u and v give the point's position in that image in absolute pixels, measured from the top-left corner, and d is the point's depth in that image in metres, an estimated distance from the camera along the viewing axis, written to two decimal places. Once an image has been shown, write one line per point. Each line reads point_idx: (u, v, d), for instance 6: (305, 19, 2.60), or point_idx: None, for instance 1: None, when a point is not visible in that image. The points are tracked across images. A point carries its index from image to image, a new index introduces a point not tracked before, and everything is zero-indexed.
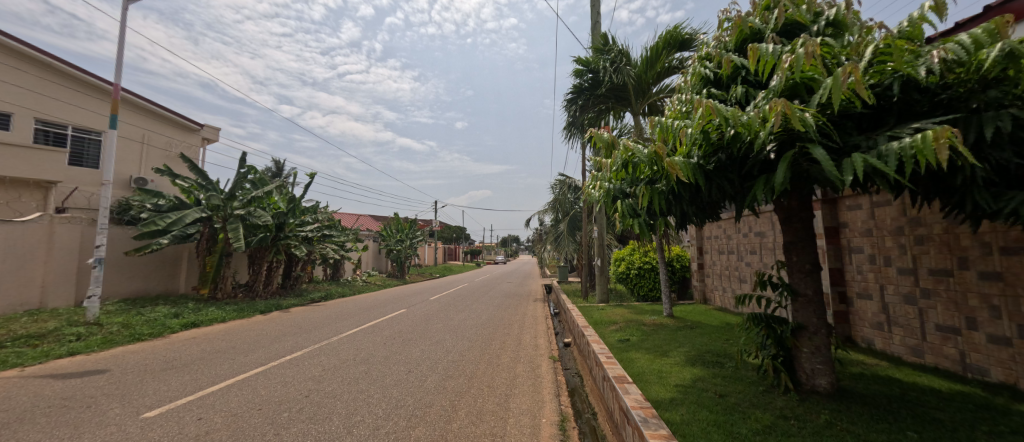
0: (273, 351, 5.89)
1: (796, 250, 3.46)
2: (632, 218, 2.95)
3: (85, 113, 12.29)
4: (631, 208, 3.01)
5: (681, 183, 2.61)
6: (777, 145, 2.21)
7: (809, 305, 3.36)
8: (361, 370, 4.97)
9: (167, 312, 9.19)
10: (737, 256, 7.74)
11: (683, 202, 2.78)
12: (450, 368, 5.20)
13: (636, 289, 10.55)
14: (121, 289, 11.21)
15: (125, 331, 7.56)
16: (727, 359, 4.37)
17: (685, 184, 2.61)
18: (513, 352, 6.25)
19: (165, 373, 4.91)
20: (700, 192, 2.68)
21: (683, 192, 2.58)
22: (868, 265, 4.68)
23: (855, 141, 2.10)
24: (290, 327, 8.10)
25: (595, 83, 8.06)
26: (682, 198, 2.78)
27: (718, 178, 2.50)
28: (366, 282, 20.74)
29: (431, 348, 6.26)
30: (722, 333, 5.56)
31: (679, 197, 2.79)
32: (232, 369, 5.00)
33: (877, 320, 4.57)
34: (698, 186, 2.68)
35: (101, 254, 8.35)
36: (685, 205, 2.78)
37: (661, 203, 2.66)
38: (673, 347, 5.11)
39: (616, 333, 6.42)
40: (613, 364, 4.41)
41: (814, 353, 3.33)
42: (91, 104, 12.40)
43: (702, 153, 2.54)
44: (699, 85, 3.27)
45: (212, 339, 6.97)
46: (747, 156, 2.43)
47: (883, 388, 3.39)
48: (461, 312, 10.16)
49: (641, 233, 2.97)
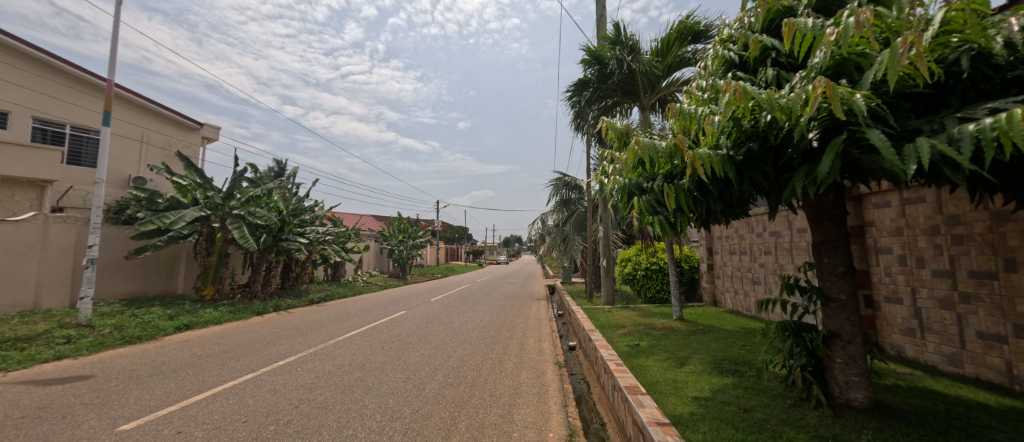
0: (266, 356, 5.63)
1: (828, 251, 3.17)
2: (651, 216, 2.65)
3: (84, 112, 12.22)
4: (650, 206, 2.70)
5: (707, 177, 2.30)
6: (821, 132, 1.88)
7: (843, 310, 3.07)
8: (356, 377, 4.71)
9: (162, 314, 8.99)
10: (749, 257, 7.42)
11: (710, 197, 2.47)
12: (450, 375, 4.93)
13: (644, 291, 10.26)
14: (116, 290, 11.00)
15: (117, 333, 7.34)
16: (746, 368, 4.07)
17: (712, 178, 2.30)
18: (516, 358, 5.97)
19: (151, 380, 4.66)
20: (729, 187, 2.37)
21: (710, 188, 2.27)
22: (898, 267, 4.35)
23: (916, 126, 1.79)
24: (286, 330, 7.84)
25: (603, 76, 7.76)
26: (708, 193, 2.47)
27: (750, 171, 2.19)
28: (368, 282, 20.53)
29: (431, 352, 5.99)
30: (738, 339, 5.25)
31: (705, 192, 2.47)
32: (221, 375, 4.75)
33: (908, 326, 4.25)
34: (726, 179, 2.36)
35: (94, 254, 8.15)
36: (712, 202, 2.46)
37: (684, 200, 2.35)
38: (686, 353, 4.82)
39: (624, 337, 6.14)
40: (624, 372, 4.12)
41: (848, 364, 3.03)
42: (87, 101, 12.26)
43: (731, 142, 2.23)
44: (722, 69, 2.99)
45: (205, 342, 6.73)
46: (786, 144, 2.11)
47: (925, 403, 3.07)
48: (462, 314, 9.90)
49: (663, 233, 2.66)
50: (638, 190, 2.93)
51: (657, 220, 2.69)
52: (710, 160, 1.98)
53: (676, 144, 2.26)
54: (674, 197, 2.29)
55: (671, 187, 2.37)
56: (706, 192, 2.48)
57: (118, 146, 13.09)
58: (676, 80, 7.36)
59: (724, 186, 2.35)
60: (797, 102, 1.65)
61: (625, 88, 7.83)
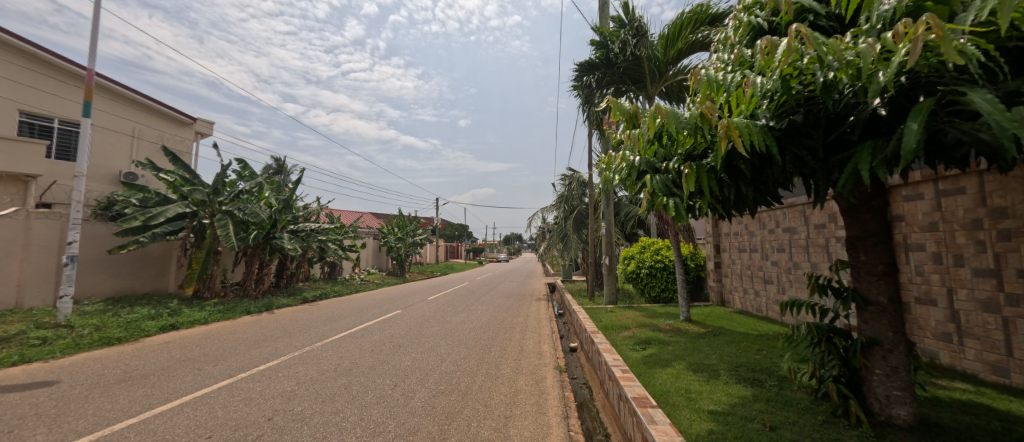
0: (248, 359, 5.28)
1: (865, 248, 2.78)
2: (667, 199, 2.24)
3: (72, 105, 11.81)
4: (666, 188, 2.30)
5: (739, 156, 1.91)
6: (891, 97, 1.51)
7: (883, 315, 2.69)
8: (340, 384, 4.35)
9: (147, 313, 8.70)
10: (760, 255, 7.06)
11: (739, 180, 2.08)
12: (442, 382, 4.56)
13: (647, 290, 9.90)
14: (98, 289, 10.71)
15: (96, 334, 7.02)
16: (766, 377, 3.71)
17: (747, 154, 1.93)
18: (514, 362, 5.60)
19: (119, 387, 4.31)
20: (765, 168, 1.98)
21: (743, 168, 1.87)
22: (931, 265, 3.97)
23: (1017, 87, 1.41)
24: (274, 330, 7.51)
25: (608, 61, 7.46)
26: (738, 176, 2.08)
27: (793, 145, 1.82)
28: (365, 280, 20.20)
29: (424, 356, 5.66)
30: (753, 343, 4.89)
31: (732, 174, 2.10)
32: (195, 382, 4.39)
33: (943, 330, 3.86)
34: (762, 158, 1.97)
35: (74, 252, 7.80)
36: (742, 186, 2.06)
37: (709, 185, 1.95)
38: (698, 359, 4.47)
39: (629, 340, 5.78)
40: (632, 380, 3.73)
41: (890, 376, 2.65)
42: (68, 91, 11.68)
43: (771, 113, 1.85)
44: (749, 39, 2.62)
45: (186, 344, 6.38)
46: (840, 115, 1.74)
47: (976, 420, 2.69)
48: (459, 314, 9.58)
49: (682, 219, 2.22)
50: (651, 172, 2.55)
51: (673, 200, 2.25)
52: (748, 131, 1.62)
53: (703, 112, 1.88)
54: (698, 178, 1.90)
55: (694, 166, 1.99)
56: (736, 175, 2.10)
57: (108, 141, 12.73)
58: (686, 67, 6.98)
59: (760, 165, 1.97)
60: (872, 53, 1.31)
61: (631, 75, 7.51)
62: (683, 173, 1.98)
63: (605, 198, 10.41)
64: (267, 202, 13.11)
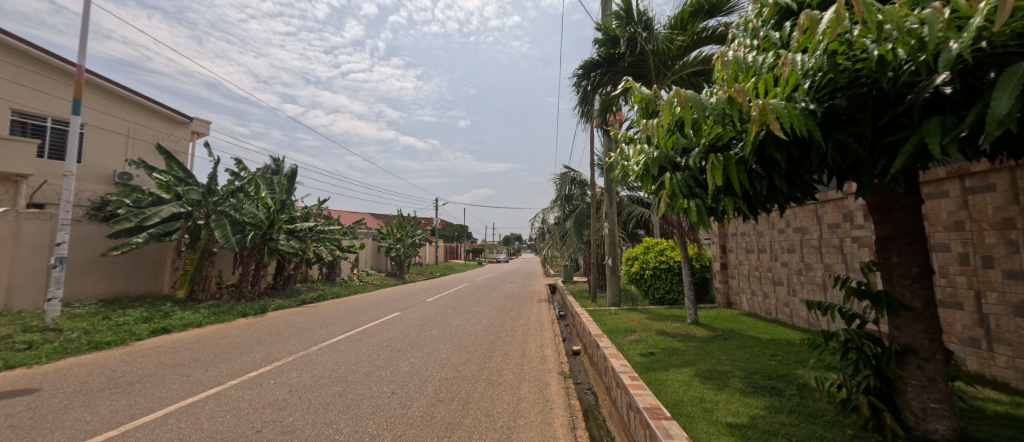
0: (239, 365, 5.06)
1: (897, 248, 2.57)
2: (690, 195, 2.08)
3: (63, 104, 11.53)
4: (688, 183, 2.13)
5: (774, 143, 1.74)
6: (957, 72, 1.34)
7: (919, 321, 2.48)
8: (334, 392, 4.14)
9: (138, 316, 8.46)
10: (769, 256, 6.87)
11: (772, 172, 1.92)
12: (441, 390, 4.34)
13: (652, 292, 9.69)
14: (88, 290, 10.50)
15: (84, 338, 6.80)
16: (785, 385, 3.51)
17: (784, 143, 1.76)
18: (516, 367, 5.39)
19: (103, 395, 4.09)
20: (803, 157, 1.82)
21: (779, 157, 1.70)
22: (957, 267, 3.77)
23: None
24: (268, 334, 7.29)
25: (611, 57, 7.33)
26: (771, 168, 1.93)
27: (837, 131, 1.65)
28: (364, 282, 19.97)
29: (423, 360, 5.46)
30: (767, 348, 4.69)
31: (764, 165, 1.95)
32: (182, 390, 4.17)
33: (971, 335, 3.66)
34: (800, 146, 1.80)
35: (62, 253, 7.58)
36: (777, 178, 1.88)
37: (740, 176, 1.78)
38: (709, 365, 4.27)
39: (636, 344, 5.57)
40: (642, 388, 3.52)
41: (926, 388, 2.46)
42: (55, 88, 11.32)
43: (812, 96, 1.70)
44: (777, 21, 2.45)
45: (177, 349, 6.17)
46: (890, 98, 1.58)
47: (1018, 434, 2.49)
48: (459, 316, 9.37)
49: (704, 221, 2.05)
50: (671, 165, 2.39)
51: (695, 203, 2.10)
52: (790, 115, 1.47)
53: (732, 97, 1.72)
54: (729, 170, 1.74)
55: (722, 157, 1.83)
56: (768, 166, 1.94)
57: (103, 141, 12.50)
58: (692, 61, 6.79)
59: (797, 155, 1.81)
60: (941, 18, 1.17)
61: (636, 72, 7.42)
62: (709, 166, 1.82)
63: (607, 198, 10.19)
64: (264, 202, 12.94)
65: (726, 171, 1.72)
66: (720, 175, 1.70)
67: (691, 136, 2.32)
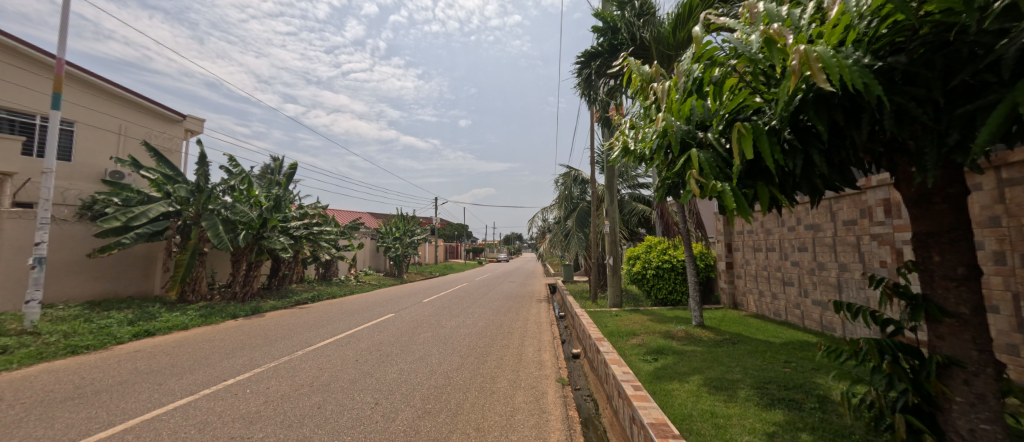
0: (216, 373, 4.75)
1: (939, 246, 2.20)
2: (718, 174, 1.83)
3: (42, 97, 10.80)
4: (723, 162, 1.88)
5: (814, 109, 1.47)
6: None
7: (964, 330, 2.13)
8: (313, 403, 3.85)
9: (122, 318, 8.15)
10: (778, 254, 6.55)
11: (809, 148, 1.66)
12: (430, 400, 4.03)
13: (654, 292, 9.36)
14: (73, 291, 10.28)
15: (62, 342, 6.50)
16: (804, 398, 3.19)
17: (828, 107, 1.51)
18: (512, 373, 5.10)
19: (62, 408, 3.78)
20: (849, 128, 1.55)
21: (821, 126, 1.43)
22: (992, 266, 3.44)
23: None
24: (254, 337, 6.99)
25: (612, 45, 7.10)
26: (809, 141, 1.67)
27: (895, 92, 1.38)
28: (361, 282, 19.68)
29: (413, 365, 5.18)
30: (780, 354, 4.38)
31: (800, 139, 1.69)
32: (148, 402, 3.86)
33: (1008, 342, 3.33)
34: (846, 112, 1.53)
35: (42, 253, 7.30)
36: (816, 154, 1.61)
37: (771, 148, 1.51)
38: (719, 372, 3.96)
39: (638, 348, 5.26)
40: (645, 400, 3.21)
41: (975, 407, 2.11)
42: (35, 82, 10.62)
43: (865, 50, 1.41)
44: None
45: (157, 353, 5.87)
46: (967, 52, 1.28)
47: None
48: (455, 317, 9.07)
49: (745, 208, 1.73)
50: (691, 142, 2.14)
51: (734, 187, 1.76)
52: (842, 64, 1.22)
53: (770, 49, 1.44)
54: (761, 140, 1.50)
55: (753, 127, 1.58)
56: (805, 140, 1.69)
57: (94, 138, 12.12)
58: None
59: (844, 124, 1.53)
60: None
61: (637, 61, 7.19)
62: (737, 136, 1.57)
63: (608, 195, 9.86)
64: (257, 201, 12.70)
65: (757, 140, 1.47)
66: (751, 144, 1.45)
67: (712, 104, 2.08)
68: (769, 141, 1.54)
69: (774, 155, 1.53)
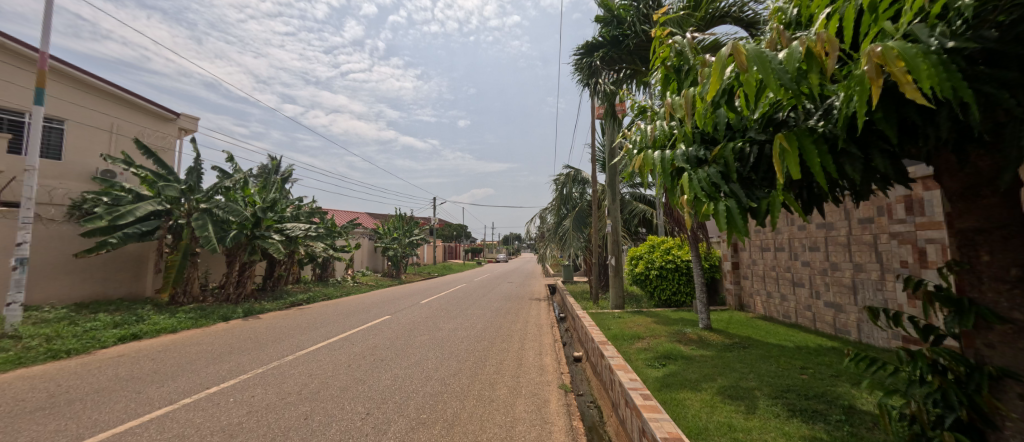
0: (200, 380, 4.50)
1: (990, 245, 1.90)
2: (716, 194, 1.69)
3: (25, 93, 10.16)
4: (717, 178, 1.73)
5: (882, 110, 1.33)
6: None
7: (1018, 339, 1.86)
8: (300, 413, 3.61)
9: (109, 321, 7.88)
10: (788, 254, 6.32)
11: (871, 150, 1.55)
12: (425, 410, 3.78)
13: (658, 293, 9.13)
14: (61, 292, 10.04)
15: (44, 346, 6.23)
16: (828, 408, 2.96)
17: (895, 106, 1.37)
18: (511, 379, 4.86)
19: (30, 419, 3.52)
20: (922, 126, 1.44)
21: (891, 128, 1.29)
22: None
23: None
24: (244, 340, 6.73)
25: (615, 37, 6.88)
26: (871, 142, 1.55)
27: (981, 81, 1.26)
28: (358, 282, 19.43)
29: (408, 371, 4.95)
30: (795, 360, 4.15)
31: (854, 139, 1.56)
32: (122, 413, 3.60)
33: None
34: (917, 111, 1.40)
35: (24, 253, 7.03)
36: (879, 156, 1.50)
37: (829, 158, 1.30)
38: (732, 380, 3.72)
39: (644, 353, 5.02)
40: (656, 410, 2.96)
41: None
42: (13, 74, 9.90)
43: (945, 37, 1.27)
44: None
45: (141, 358, 5.61)
46: None
47: None
48: (452, 319, 8.85)
49: (734, 228, 1.63)
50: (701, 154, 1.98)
51: (724, 206, 1.66)
52: (927, 66, 0.98)
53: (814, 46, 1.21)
54: (811, 149, 1.27)
55: (797, 134, 1.38)
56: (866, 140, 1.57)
57: (86, 136, 11.66)
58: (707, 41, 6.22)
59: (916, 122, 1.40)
60: None
61: (641, 54, 6.99)
62: (779, 148, 1.36)
63: (609, 194, 9.65)
64: (251, 200, 12.45)
65: (812, 148, 1.25)
66: (797, 159, 1.24)
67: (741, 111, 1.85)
68: (822, 150, 1.35)
69: (828, 166, 1.32)
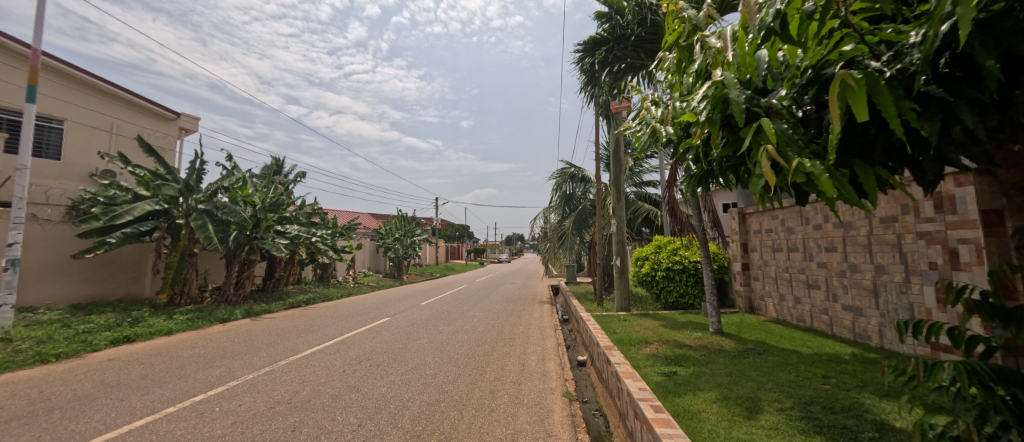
0: (187, 386, 4.30)
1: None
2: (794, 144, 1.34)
3: (15, 90, 9.68)
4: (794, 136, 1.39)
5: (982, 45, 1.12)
6: None
7: None
8: (289, 424, 3.40)
9: (103, 323, 7.72)
10: (802, 255, 6.05)
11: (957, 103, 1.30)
12: (420, 421, 3.55)
13: (664, 295, 8.86)
14: (57, 293, 9.94)
15: (33, 349, 6.07)
16: (859, 425, 2.68)
17: (1001, 43, 1.13)
18: (512, 387, 4.62)
19: (4, 430, 3.31)
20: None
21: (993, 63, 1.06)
22: None
23: None
24: (238, 344, 6.52)
25: (618, 31, 6.64)
26: (956, 94, 1.30)
27: None
28: (359, 282, 19.27)
29: (405, 378, 4.72)
30: (815, 369, 3.88)
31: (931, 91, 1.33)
32: (100, 423, 3.39)
33: None
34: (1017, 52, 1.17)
35: (16, 254, 6.89)
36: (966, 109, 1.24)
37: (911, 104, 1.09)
38: (750, 390, 3.46)
39: (653, 359, 4.76)
40: (669, 425, 2.71)
41: None
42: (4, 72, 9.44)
43: None
44: None
45: (130, 363, 5.41)
46: None
47: None
48: (453, 322, 8.62)
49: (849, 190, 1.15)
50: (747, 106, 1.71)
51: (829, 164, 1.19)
52: None
53: None
54: (882, 90, 1.07)
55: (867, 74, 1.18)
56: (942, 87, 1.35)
57: (85, 136, 11.44)
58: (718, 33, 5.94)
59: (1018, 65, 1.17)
60: None
61: (646, 49, 6.67)
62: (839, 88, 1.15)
63: (614, 193, 9.39)
64: (251, 200, 12.29)
65: (883, 87, 1.06)
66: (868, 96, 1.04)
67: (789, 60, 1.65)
68: (896, 96, 1.15)
69: (904, 112, 1.11)
